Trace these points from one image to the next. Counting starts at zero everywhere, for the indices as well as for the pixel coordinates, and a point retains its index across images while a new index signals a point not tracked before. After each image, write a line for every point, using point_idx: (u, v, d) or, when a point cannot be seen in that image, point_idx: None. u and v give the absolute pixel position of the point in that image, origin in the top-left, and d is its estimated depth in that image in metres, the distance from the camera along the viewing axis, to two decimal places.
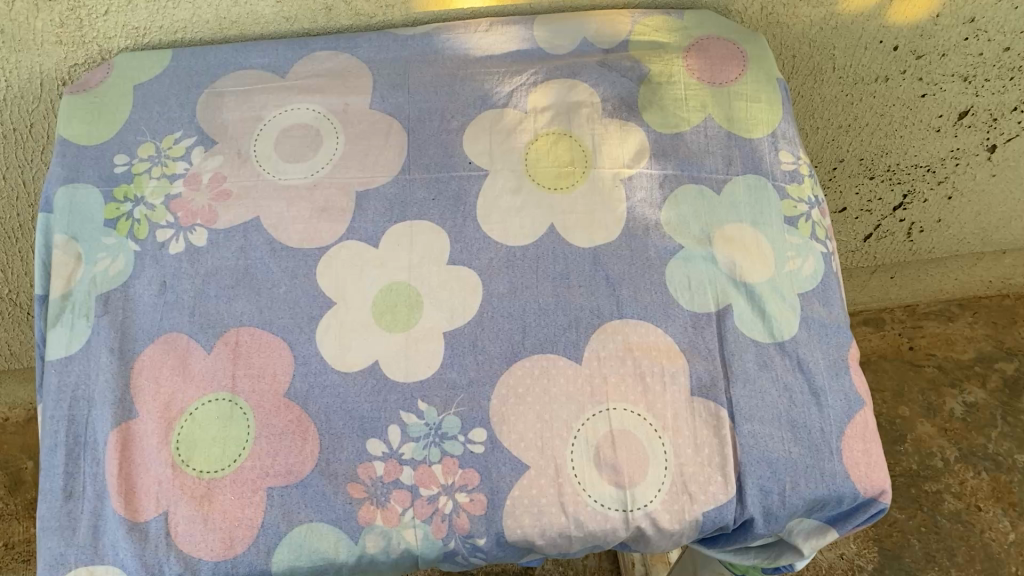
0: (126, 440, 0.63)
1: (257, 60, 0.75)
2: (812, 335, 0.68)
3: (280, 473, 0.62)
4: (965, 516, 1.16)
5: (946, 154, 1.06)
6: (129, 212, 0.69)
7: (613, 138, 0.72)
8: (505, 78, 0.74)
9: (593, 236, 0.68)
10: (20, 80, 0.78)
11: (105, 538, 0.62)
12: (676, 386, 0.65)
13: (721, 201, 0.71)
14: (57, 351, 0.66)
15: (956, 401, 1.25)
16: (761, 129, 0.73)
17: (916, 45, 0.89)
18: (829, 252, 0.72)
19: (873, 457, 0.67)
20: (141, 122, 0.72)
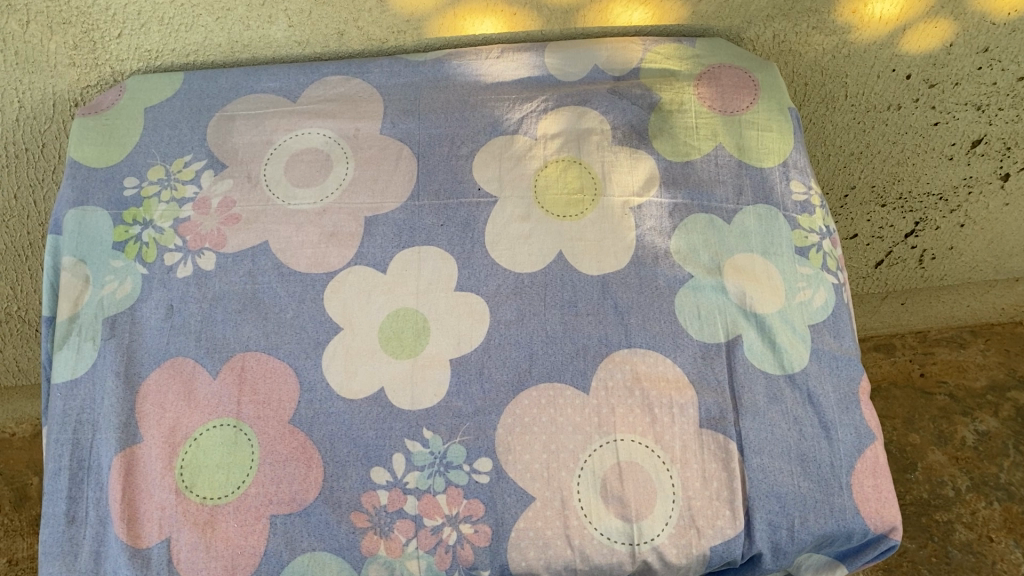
0: (130, 465, 0.63)
1: (268, 84, 0.75)
2: (823, 367, 0.67)
3: (284, 500, 0.62)
4: (977, 546, 1.12)
5: (959, 183, 1.06)
6: (137, 235, 0.69)
7: (623, 166, 0.71)
8: (516, 104, 0.74)
9: (602, 264, 0.68)
10: (34, 101, 0.78)
11: (108, 563, 0.62)
12: (685, 418, 0.64)
13: (732, 230, 0.70)
14: (63, 374, 0.66)
15: (968, 429, 1.21)
16: (773, 159, 0.73)
17: (930, 74, 0.88)
18: (841, 283, 0.72)
19: (884, 492, 0.65)
20: (151, 145, 0.72)
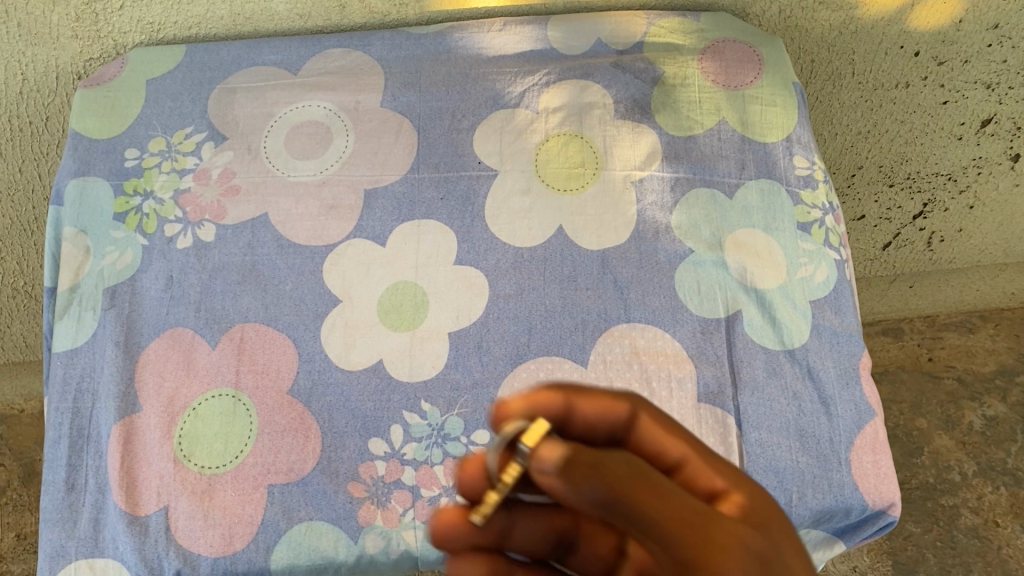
0: (129, 434, 0.63)
1: (269, 57, 0.75)
2: (823, 343, 0.67)
3: (281, 470, 0.62)
4: (982, 531, 1.12)
5: (968, 163, 1.04)
6: (137, 206, 0.69)
7: (625, 140, 0.71)
8: (517, 78, 0.73)
9: (602, 238, 0.68)
10: (37, 73, 0.78)
11: (106, 531, 0.62)
12: (684, 392, 0.64)
13: (734, 205, 0.70)
14: (64, 343, 0.66)
15: (975, 414, 1.20)
16: (776, 134, 0.73)
17: (938, 51, 0.87)
18: (843, 259, 0.71)
19: (882, 468, 0.65)
20: (152, 117, 0.72)
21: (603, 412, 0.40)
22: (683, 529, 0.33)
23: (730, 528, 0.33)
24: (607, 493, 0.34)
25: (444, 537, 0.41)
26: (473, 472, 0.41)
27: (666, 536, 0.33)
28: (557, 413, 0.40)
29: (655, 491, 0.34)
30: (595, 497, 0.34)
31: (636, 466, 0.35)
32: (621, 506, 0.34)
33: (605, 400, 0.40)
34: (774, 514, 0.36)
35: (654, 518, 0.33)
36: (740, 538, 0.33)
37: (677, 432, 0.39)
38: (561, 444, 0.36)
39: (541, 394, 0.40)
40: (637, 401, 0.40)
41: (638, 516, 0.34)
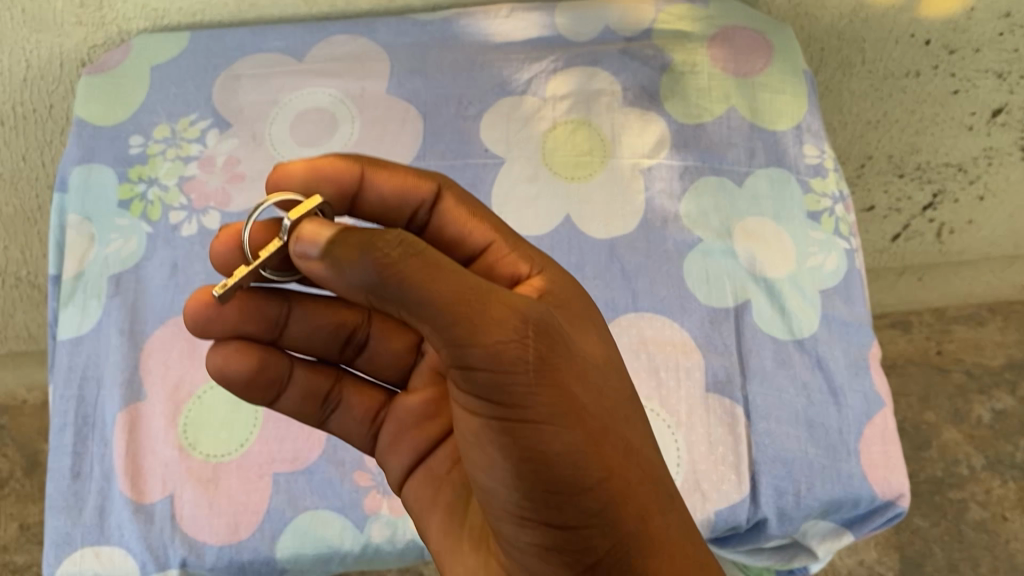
0: (134, 422, 0.63)
1: (274, 43, 0.74)
2: (832, 333, 0.66)
3: (287, 458, 0.61)
4: (989, 525, 1.11)
5: (979, 153, 1.01)
6: (142, 193, 0.69)
7: (633, 128, 0.71)
8: (524, 64, 0.73)
9: (609, 227, 0.68)
10: (41, 60, 0.77)
11: (111, 518, 0.60)
12: (691, 382, 0.64)
13: (742, 193, 0.70)
14: (68, 331, 0.66)
15: (984, 407, 1.19)
16: (785, 122, 0.72)
17: (949, 39, 0.87)
18: (854, 248, 0.70)
19: (892, 459, 0.63)
20: (157, 104, 0.72)
21: (400, 187, 0.51)
22: (468, 297, 0.39)
23: (510, 296, 0.40)
24: (379, 271, 0.38)
25: (204, 322, 0.50)
26: (226, 241, 0.50)
27: (434, 305, 0.38)
28: (355, 185, 0.50)
29: (446, 273, 0.39)
30: (364, 276, 0.38)
31: (412, 242, 0.39)
32: (394, 287, 0.38)
33: (407, 178, 0.51)
34: (561, 285, 0.49)
35: (425, 292, 0.38)
36: (520, 306, 0.40)
37: (473, 216, 0.51)
38: (329, 227, 0.40)
39: (321, 162, 0.49)
40: (440, 181, 0.51)
41: (410, 296, 0.38)
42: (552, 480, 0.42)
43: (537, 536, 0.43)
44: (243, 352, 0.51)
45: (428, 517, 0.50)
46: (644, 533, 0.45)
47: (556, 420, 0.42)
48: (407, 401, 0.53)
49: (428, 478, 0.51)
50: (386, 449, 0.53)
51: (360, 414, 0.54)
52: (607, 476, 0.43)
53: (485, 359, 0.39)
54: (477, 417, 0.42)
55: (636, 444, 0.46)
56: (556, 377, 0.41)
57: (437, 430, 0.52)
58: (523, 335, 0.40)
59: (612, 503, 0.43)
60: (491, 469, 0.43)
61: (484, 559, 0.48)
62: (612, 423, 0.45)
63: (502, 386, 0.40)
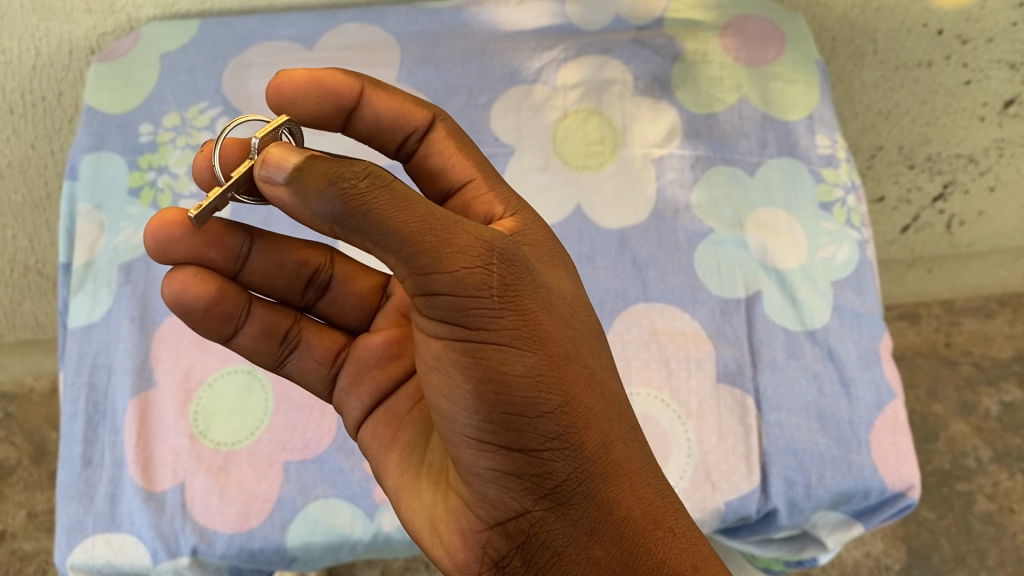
0: (144, 410, 0.63)
1: (284, 31, 0.74)
2: (844, 324, 0.66)
3: (297, 447, 0.62)
4: (997, 518, 1.11)
5: (990, 145, 1.00)
6: (152, 181, 0.69)
7: (644, 118, 0.71)
8: (535, 53, 0.72)
9: (620, 217, 0.68)
10: (50, 48, 0.77)
11: (123, 506, 0.61)
12: (702, 373, 0.63)
13: (754, 183, 0.69)
14: (79, 319, 0.66)
15: (992, 400, 1.19)
16: (798, 111, 0.72)
17: (962, 30, 0.86)
18: (865, 239, 0.70)
19: (902, 451, 0.63)
20: (166, 92, 0.72)
21: (396, 110, 0.50)
22: (432, 224, 0.37)
23: (477, 225, 0.39)
24: (342, 200, 0.36)
25: (164, 242, 0.47)
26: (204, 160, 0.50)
27: (395, 232, 0.37)
28: (354, 101, 0.50)
29: (410, 202, 0.37)
30: (328, 206, 0.36)
31: (376, 173, 0.37)
32: (356, 215, 0.36)
33: (404, 104, 0.50)
34: (535, 228, 0.48)
35: (389, 220, 0.36)
36: (486, 232, 0.39)
37: (461, 151, 0.50)
38: (296, 153, 0.37)
39: (323, 74, 0.49)
40: (434, 112, 0.51)
41: (371, 223, 0.36)
42: (513, 410, 0.40)
43: (497, 468, 0.41)
44: (203, 279, 0.47)
45: (385, 455, 0.48)
46: (609, 466, 0.43)
47: (520, 347, 0.40)
48: (369, 341, 0.50)
49: (388, 417, 0.49)
50: (345, 390, 0.51)
51: (321, 355, 0.52)
52: (570, 406, 0.42)
53: (448, 285, 0.38)
54: (440, 343, 0.40)
55: (604, 378, 0.45)
56: (521, 305, 0.40)
57: (401, 370, 0.50)
58: (489, 260, 0.39)
59: (575, 435, 0.42)
60: (451, 397, 0.41)
61: (441, 496, 0.46)
62: (579, 357, 0.43)
63: (465, 311, 0.39)
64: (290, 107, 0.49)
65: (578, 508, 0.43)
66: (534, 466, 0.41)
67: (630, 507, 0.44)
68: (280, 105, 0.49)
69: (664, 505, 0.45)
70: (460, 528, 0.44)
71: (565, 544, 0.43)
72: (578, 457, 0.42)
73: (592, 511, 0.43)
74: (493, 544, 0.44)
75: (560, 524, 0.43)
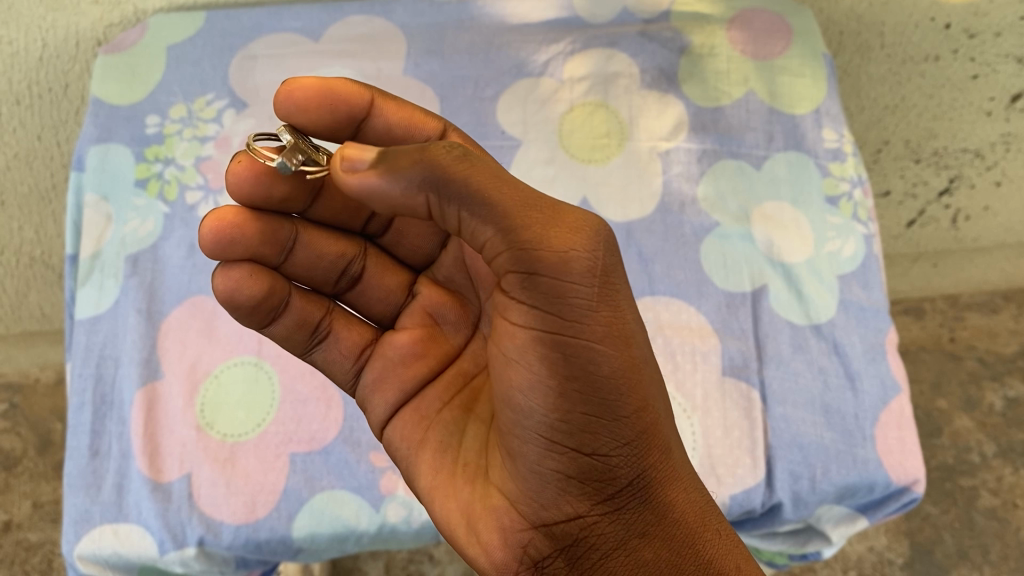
0: (151, 401, 0.63)
1: (291, 23, 0.74)
2: (849, 318, 0.66)
3: (303, 439, 0.62)
4: (1000, 513, 1.11)
5: (997, 139, 1.00)
6: (159, 172, 0.69)
7: (651, 111, 0.71)
8: (542, 45, 0.72)
9: (626, 210, 0.68)
10: (57, 39, 0.77)
11: (130, 496, 0.61)
12: (707, 366, 0.63)
13: (760, 177, 0.70)
14: (86, 310, 0.66)
15: (997, 395, 1.19)
16: (805, 105, 0.72)
17: (970, 24, 0.86)
18: (871, 233, 0.70)
19: (908, 445, 0.63)
20: (173, 83, 0.72)
21: (408, 121, 0.48)
22: (530, 207, 0.37)
23: (575, 212, 0.39)
24: (441, 172, 0.35)
25: (222, 241, 0.46)
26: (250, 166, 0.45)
27: (497, 209, 0.36)
28: (364, 111, 0.47)
29: (507, 183, 0.37)
30: (426, 176, 0.35)
31: (469, 152, 0.37)
32: (457, 186, 0.36)
33: (415, 112, 0.48)
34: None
35: (491, 197, 0.36)
36: (588, 219, 0.39)
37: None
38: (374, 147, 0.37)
39: (334, 82, 0.46)
40: (446, 123, 0.49)
41: (476, 198, 0.36)
42: (593, 411, 0.40)
43: (561, 469, 0.42)
44: (257, 277, 0.47)
45: (417, 456, 0.48)
46: (668, 473, 0.44)
47: (607, 348, 0.40)
48: (395, 339, 0.50)
49: (417, 418, 0.49)
50: (369, 387, 0.50)
51: (347, 348, 0.51)
52: (645, 412, 0.42)
53: (552, 271, 0.37)
54: (521, 333, 0.40)
55: (664, 382, 0.46)
56: (615, 300, 0.40)
57: (427, 370, 0.49)
58: (593, 250, 0.38)
59: (643, 440, 0.43)
60: (528, 390, 0.40)
61: (480, 494, 0.45)
62: (649, 359, 0.44)
63: (560, 302, 0.38)
64: (299, 116, 0.45)
65: (633, 511, 0.44)
66: (599, 466, 0.42)
67: (683, 512, 0.45)
68: (290, 114, 0.45)
69: (710, 513, 0.46)
70: (501, 526, 0.44)
71: (614, 548, 0.44)
72: (641, 460, 0.43)
73: (646, 514, 0.44)
74: (535, 545, 0.44)
75: (612, 528, 0.44)
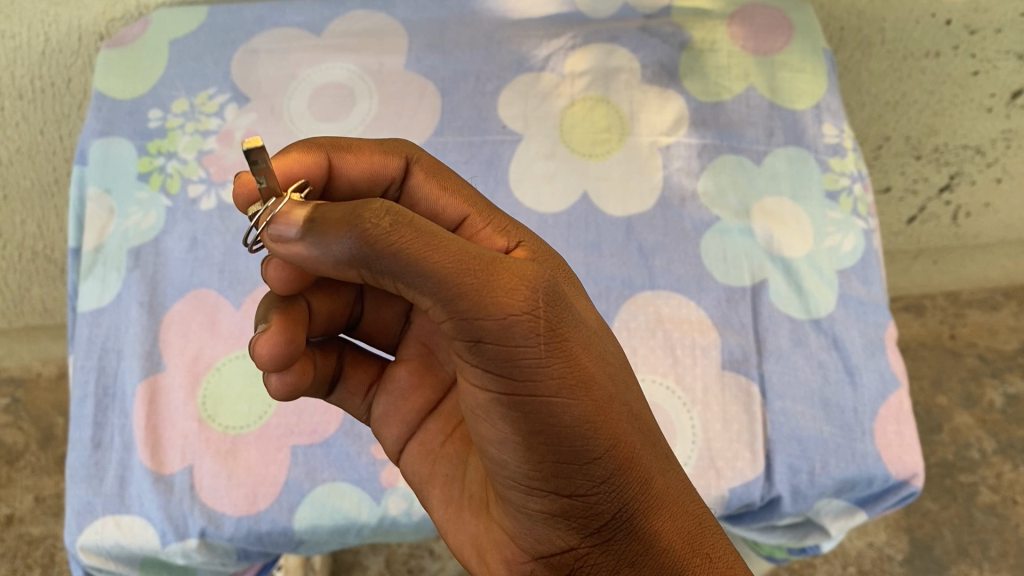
0: (154, 393, 0.63)
1: (293, 18, 0.74)
2: (848, 313, 0.66)
3: (305, 431, 0.62)
4: (1000, 509, 1.11)
5: (997, 136, 1.00)
6: (161, 166, 0.69)
7: (652, 106, 0.71)
8: (543, 41, 0.72)
9: (627, 205, 0.68)
10: (60, 34, 0.78)
11: (132, 488, 0.61)
12: (707, 360, 0.64)
13: (761, 172, 0.70)
14: (89, 302, 0.67)
15: (997, 392, 1.19)
16: (805, 101, 0.72)
17: (970, 20, 0.86)
18: (871, 229, 0.70)
19: (906, 439, 0.63)
20: (175, 78, 0.72)
21: (369, 169, 0.46)
22: (468, 264, 0.33)
23: (518, 263, 0.34)
24: (368, 242, 0.33)
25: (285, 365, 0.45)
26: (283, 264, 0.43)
27: (433, 276, 0.33)
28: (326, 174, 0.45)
29: (441, 239, 0.33)
30: (351, 248, 0.33)
31: (399, 210, 0.33)
32: (387, 255, 0.33)
33: (373, 157, 0.45)
34: (550, 255, 0.45)
35: (422, 261, 0.33)
36: (531, 269, 0.34)
37: (445, 189, 0.46)
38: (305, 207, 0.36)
39: (290, 160, 0.43)
40: (407, 154, 0.46)
41: (402, 263, 0.33)
42: (561, 458, 0.37)
43: (545, 510, 0.40)
44: (302, 368, 0.47)
45: (428, 489, 0.48)
46: (654, 503, 0.40)
47: (568, 398, 0.36)
48: (394, 373, 0.50)
49: (423, 451, 0.49)
50: (378, 420, 0.50)
51: (355, 387, 0.51)
52: (618, 449, 0.38)
53: (493, 333, 0.34)
54: (480, 392, 0.37)
55: (641, 411, 0.41)
56: (568, 348, 0.36)
57: (423, 402, 0.49)
58: (535, 307, 0.34)
59: (623, 475, 0.39)
60: (498, 443, 0.38)
61: (486, 525, 0.45)
62: (620, 395, 0.39)
63: (510, 362, 0.35)
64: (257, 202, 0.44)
65: (622, 542, 0.40)
66: (580, 507, 0.39)
67: (672, 540, 0.40)
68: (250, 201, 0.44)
69: (706, 535, 0.41)
70: (507, 558, 0.44)
71: None
72: (623, 494, 0.39)
73: (637, 547, 0.40)
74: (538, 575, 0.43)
75: (604, 559, 0.40)
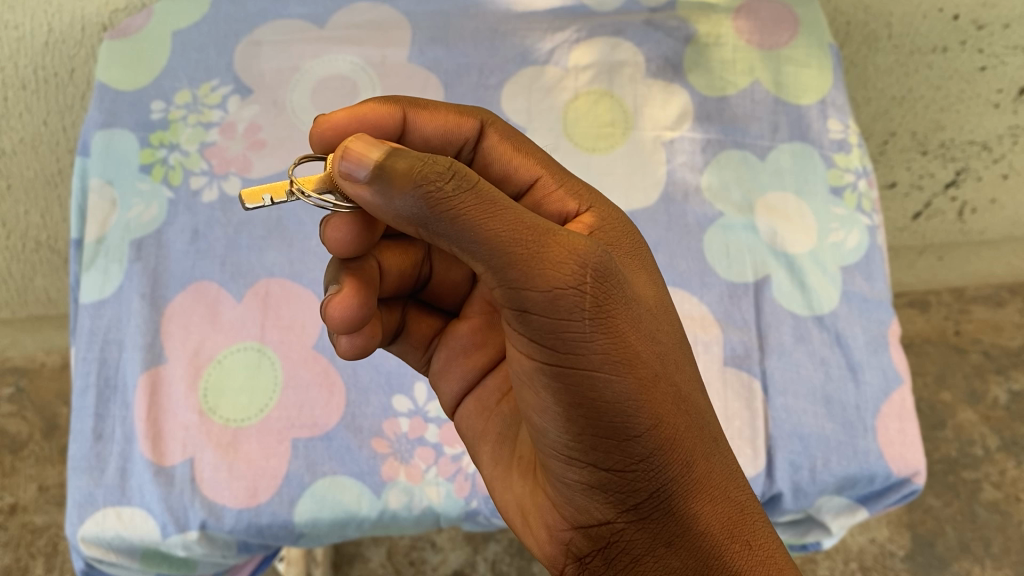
0: (156, 385, 0.63)
1: (296, 10, 0.74)
2: (852, 309, 0.66)
3: (306, 424, 0.62)
4: (1003, 506, 1.11)
5: (1004, 132, 0.99)
6: (163, 158, 0.69)
7: (656, 101, 0.71)
8: (547, 34, 0.72)
9: (630, 199, 0.68)
10: (63, 24, 0.79)
11: (133, 480, 0.61)
12: (709, 356, 0.63)
13: (765, 167, 0.69)
14: (90, 294, 0.66)
15: (1001, 388, 1.18)
16: (811, 96, 0.71)
17: (978, 14, 0.87)
18: (876, 225, 0.70)
19: (909, 436, 0.63)
20: (178, 69, 0.72)
21: (443, 128, 0.48)
22: (522, 233, 0.34)
23: (571, 236, 0.35)
24: (427, 204, 0.33)
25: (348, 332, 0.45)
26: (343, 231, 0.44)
27: (485, 243, 0.34)
28: (398, 130, 0.47)
29: (499, 206, 0.35)
30: (411, 207, 0.34)
31: (464, 173, 0.34)
32: (444, 219, 0.34)
33: (449, 117, 0.48)
34: (618, 225, 0.47)
35: (477, 227, 0.34)
36: (582, 245, 0.35)
37: (519, 152, 0.48)
38: (379, 147, 0.35)
39: (361, 109, 0.46)
40: (482, 117, 0.48)
41: (459, 228, 0.34)
42: (602, 433, 0.37)
43: (583, 482, 0.40)
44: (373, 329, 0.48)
45: (479, 445, 0.48)
46: (693, 484, 0.40)
47: (611, 372, 0.37)
48: (457, 330, 0.51)
49: (479, 407, 0.49)
50: (438, 373, 0.51)
51: (417, 340, 0.52)
52: (660, 429, 0.38)
53: (539, 304, 0.35)
54: (526, 357, 0.37)
55: (690, 394, 0.41)
56: (614, 324, 0.36)
57: (487, 360, 0.50)
58: (582, 281, 0.35)
59: (664, 455, 0.39)
60: (541, 412, 0.39)
61: (528, 489, 0.45)
62: (667, 374, 0.40)
63: (555, 334, 0.35)
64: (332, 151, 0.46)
65: (659, 522, 0.40)
66: (618, 483, 0.39)
67: (709, 523, 0.40)
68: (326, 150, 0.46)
69: (743, 520, 0.41)
70: (546, 524, 0.43)
71: (643, 556, 0.40)
72: (663, 473, 0.39)
73: (673, 526, 0.40)
74: (575, 544, 0.42)
75: (639, 536, 0.40)
